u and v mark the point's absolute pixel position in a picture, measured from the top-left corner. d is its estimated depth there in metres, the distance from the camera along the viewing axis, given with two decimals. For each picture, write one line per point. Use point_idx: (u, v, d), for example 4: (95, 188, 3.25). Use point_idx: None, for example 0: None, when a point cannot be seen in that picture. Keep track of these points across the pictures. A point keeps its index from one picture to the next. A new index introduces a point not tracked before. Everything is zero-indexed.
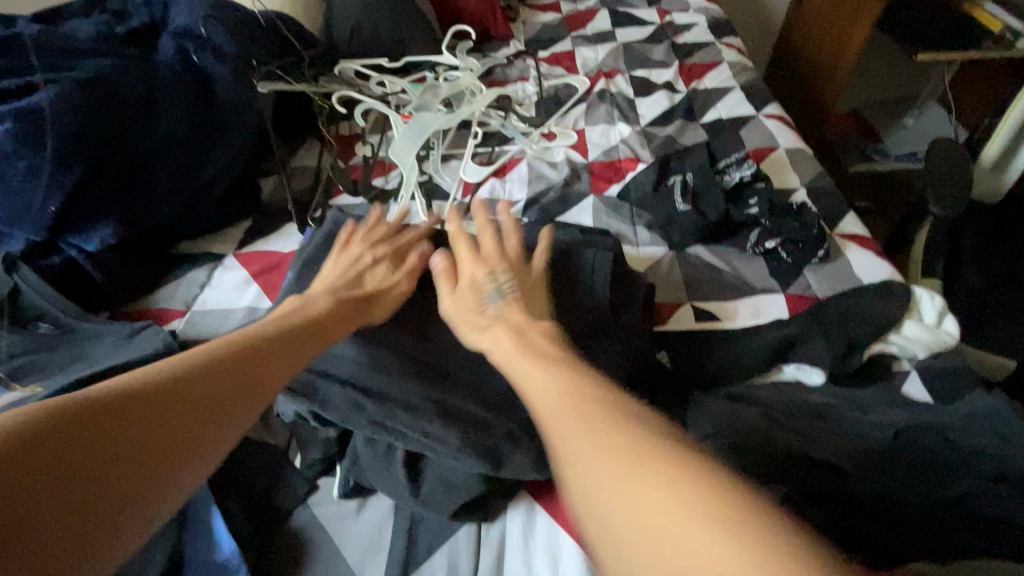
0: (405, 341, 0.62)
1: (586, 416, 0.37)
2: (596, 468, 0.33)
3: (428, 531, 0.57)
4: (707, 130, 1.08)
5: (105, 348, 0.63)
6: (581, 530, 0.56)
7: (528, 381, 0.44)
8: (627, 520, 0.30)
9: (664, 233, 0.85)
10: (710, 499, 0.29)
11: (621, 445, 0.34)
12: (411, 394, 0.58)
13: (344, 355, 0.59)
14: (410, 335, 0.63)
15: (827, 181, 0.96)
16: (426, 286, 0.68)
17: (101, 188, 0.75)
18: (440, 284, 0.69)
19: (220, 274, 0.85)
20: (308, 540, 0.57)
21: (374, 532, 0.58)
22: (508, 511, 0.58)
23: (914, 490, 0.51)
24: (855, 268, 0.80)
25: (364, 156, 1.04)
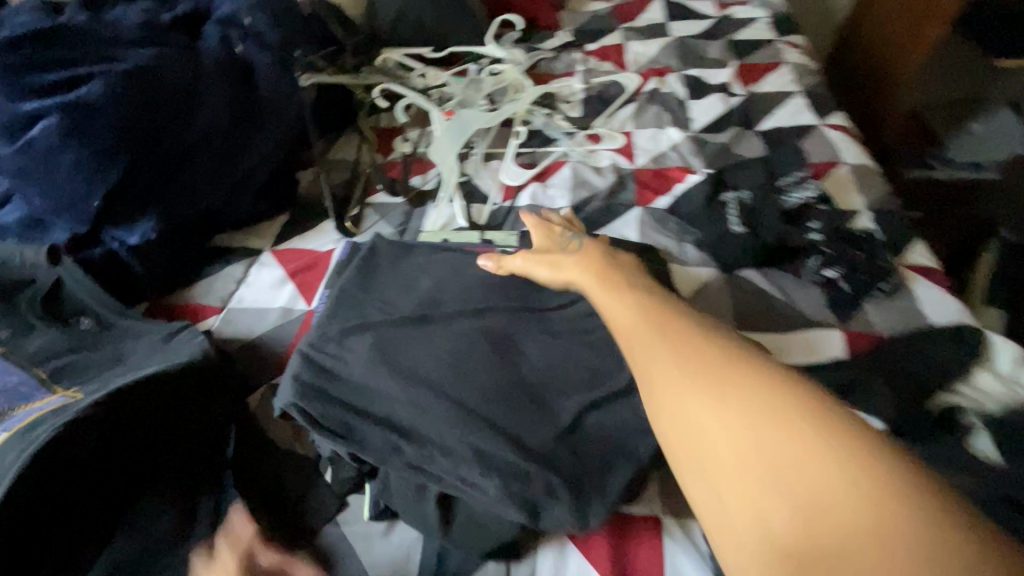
0: (443, 367, 0.60)
1: (720, 404, 0.40)
2: (730, 442, 0.39)
3: (457, 564, 0.55)
4: (765, 139, 1.02)
5: (145, 350, 0.64)
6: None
7: (651, 365, 0.45)
8: (778, 498, 0.36)
9: (715, 253, 0.81)
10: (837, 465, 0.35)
11: (755, 423, 0.38)
12: (444, 426, 0.56)
13: (387, 396, 0.58)
14: (447, 360, 0.61)
15: (893, 203, 0.90)
16: (466, 306, 0.66)
17: (146, 183, 0.75)
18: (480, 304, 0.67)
19: (256, 271, 0.84)
20: (336, 560, 0.56)
21: (403, 558, 0.56)
22: (542, 548, 0.56)
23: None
24: (924, 305, 0.74)
25: (403, 152, 1.02)
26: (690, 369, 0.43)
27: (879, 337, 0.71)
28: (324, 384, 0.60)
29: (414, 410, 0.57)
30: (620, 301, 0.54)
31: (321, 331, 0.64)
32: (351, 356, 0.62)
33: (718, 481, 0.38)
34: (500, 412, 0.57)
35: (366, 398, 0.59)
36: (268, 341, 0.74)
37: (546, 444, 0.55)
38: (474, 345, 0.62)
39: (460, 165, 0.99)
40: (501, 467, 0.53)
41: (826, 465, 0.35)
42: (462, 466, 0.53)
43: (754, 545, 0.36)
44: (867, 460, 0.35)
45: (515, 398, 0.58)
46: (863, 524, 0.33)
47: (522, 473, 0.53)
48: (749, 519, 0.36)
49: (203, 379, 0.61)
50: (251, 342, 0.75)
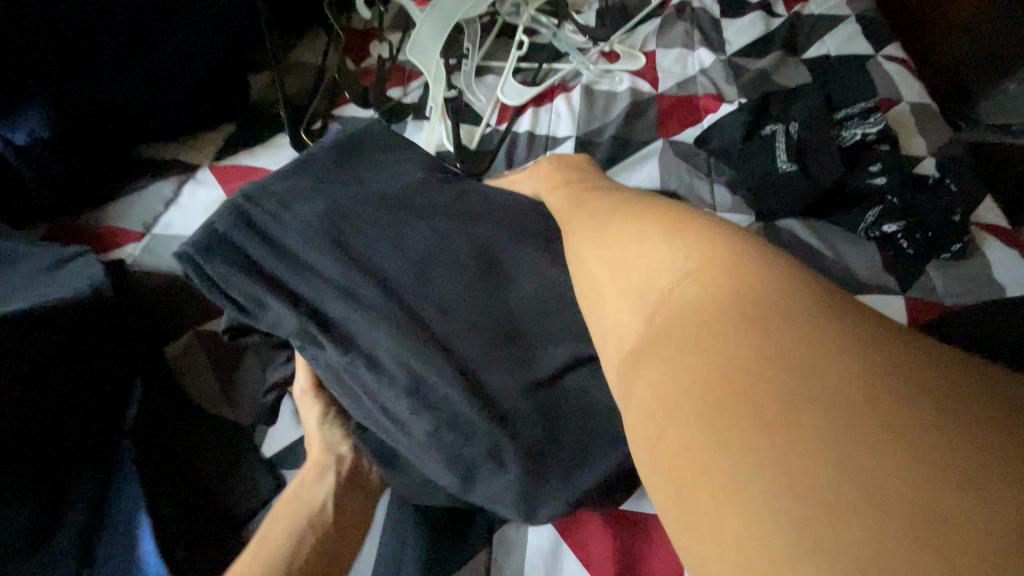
0: (386, 256, 0.48)
1: (619, 263, 0.35)
2: (617, 302, 0.34)
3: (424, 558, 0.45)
4: (812, 67, 0.85)
5: (20, 279, 0.48)
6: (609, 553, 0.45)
7: (577, 230, 0.42)
8: (656, 363, 0.28)
9: (752, 197, 0.67)
10: (723, 324, 0.26)
11: (654, 271, 0.32)
12: (379, 340, 0.43)
13: (323, 284, 0.46)
14: (397, 251, 0.48)
15: (961, 150, 0.76)
16: (428, 206, 0.52)
17: (29, 65, 0.57)
18: (463, 221, 0.51)
19: (190, 190, 0.69)
20: None
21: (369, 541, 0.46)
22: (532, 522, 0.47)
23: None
24: (997, 271, 0.61)
25: (380, 56, 0.83)
26: (586, 228, 0.41)
27: (944, 308, 0.59)
28: (242, 240, 0.48)
29: (346, 305, 0.45)
30: (574, 199, 0.46)
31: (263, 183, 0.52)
32: (289, 219, 0.48)
33: (602, 312, 0.35)
34: (483, 359, 0.43)
35: (285, 266, 0.47)
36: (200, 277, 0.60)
37: (543, 418, 0.42)
38: (444, 252, 0.48)
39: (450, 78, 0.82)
40: (454, 414, 0.41)
41: (703, 267, 0.30)
42: (389, 393, 0.43)
43: (616, 364, 0.32)
44: (757, 258, 0.30)
45: (503, 346, 0.45)
46: (732, 314, 0.27)
47: (476, 425, 0.41)
48: (620, 340, 0.32)
49: (96, 319, 0.48)
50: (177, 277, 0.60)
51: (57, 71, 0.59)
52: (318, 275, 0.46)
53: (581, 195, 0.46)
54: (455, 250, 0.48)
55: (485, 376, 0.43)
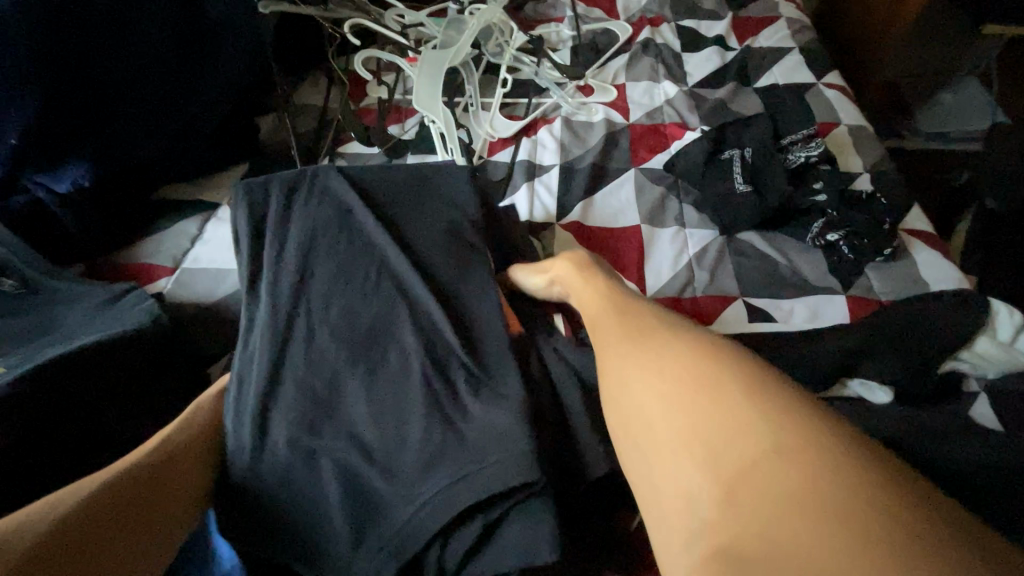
0: (329, 287, 0.57)
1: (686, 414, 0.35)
2: (684, 460, 0.33)
3: None
4: (761, 97, 0.97)
5: (81, 317, 0.54)
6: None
7: (616, 353, 0.42)
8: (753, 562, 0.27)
9: (716, 214, 0.77)
10: (830, 530, 0.27)
11: (732, 439, 0.32)
12: (283, 318, 0.55)
13: (284, 251, 0.59)
14: (338, 297, 0.57)
15: (891, 166, 0.88)
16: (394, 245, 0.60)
17: (73, 120, 0.62)
18: (456, 254, 0.60)
19: (213, 227, 0.75)
20: None
21: None
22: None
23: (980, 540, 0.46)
24: (922, 270, 0.72)
25: (379, 97, 0.91)
26: (619, 341, 0.43)
27: (880, 304, 0.69)
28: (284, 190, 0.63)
29: (276, 277, 0.57)
30: (607, 308, 0.48)
31: (310, 181, 0.64)
32: (329, 194, 0.63)
33: (657, 465, 0.35)
34: (348, 397, 0.51)
35: (273, 244, 0.60)
36: (230, 306, 0.66)
37: (370, 473, 0.47)
38: (363, 317, 0.56)
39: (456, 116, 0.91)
40: (304, 422, 0.50)
41: (790, 450, 0.30)
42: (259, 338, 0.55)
43: (687, 545, 0.31)
44: (842, 445, 0.30)
45: (373, 390, 0.51)
46: (837, 520, 0.27)
47: (321, 437, 0.49)
48: (693, 510, 0.31)
49: (152, 350, 0.54)
50: (209, 306, 0.66)
51: (96, 123, 0.65)
52: (282, 266, 0.58)
53: (618, 302, 0.48)
54: (382, 308, 0.56)
55: (345, 404, 0.51)
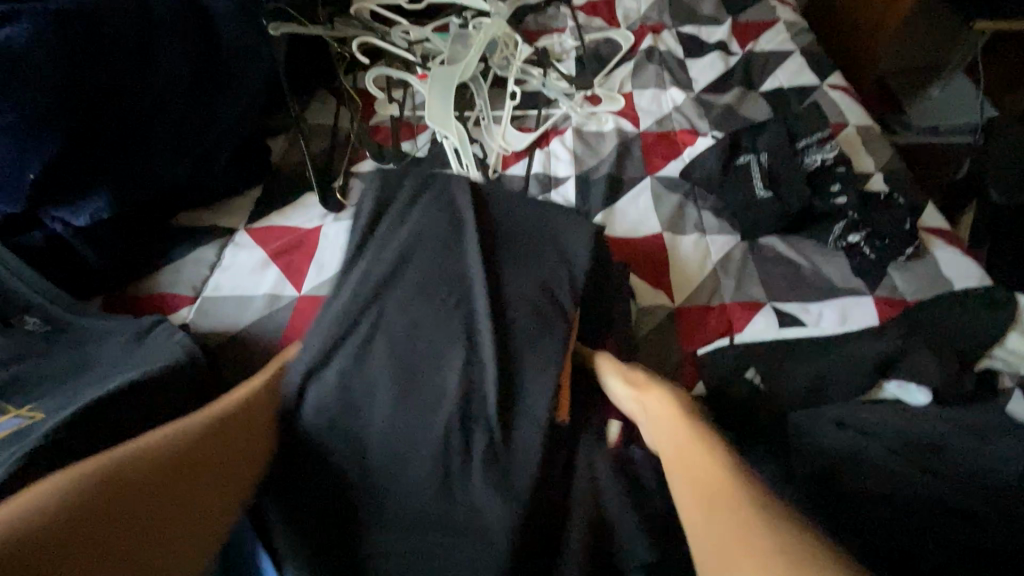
0: (405, 292, 0.57)
1: None
2: None
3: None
4: (768, 101, 0.98)
5: (109, 355, 0.54)
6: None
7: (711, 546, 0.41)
8: None
9: (736, 220, 0.77)
10: None
11: None
12: (367, 293, 0.57)
13: (399, 232, 0.61)
14: (411, 309, 0.56)
15: (902, 165, 0.88)
16: (484, 272, 0.58)
17: (93, 155, 0.62)
18: (492, 268, 0.59)
19: (232, 253, 0.74)
20: None
21: None
22: None
23: (1022, 539, 0.47)
24: (945, 269, 0.73)
25: (390, 115, 0.90)
26: (717, 519, 0.42)
27: (907, 303, 0.69)
28: (418, 185, 0.64)
29: (367, 257, 0.60)
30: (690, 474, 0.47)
31: (433, 192, 0.64)
32: (461, 191, 0.63)
33: None
34: (373, 409, 0.52)
35: (384, 238, 0.61)
36: (258, 334, 0.66)
37: (360, 494, 0.49)
38: (421, 341, 0.55)
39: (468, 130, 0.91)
40: (329, 415, 0.51)
41: None
42: (336, 307, 0.57)
43: None
44: None
45: (399, 409, 0.51)
46: None
47: (338, 437, 0.51)
48: None
49: (185, 386, 0.53)
50: (236, 335, 0.65)
51: (114, 155, 0.64)
52: (374, 267, 0.59)
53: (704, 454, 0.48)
54: (444, 338, 0.55)
55: (366, 416, 0.51)
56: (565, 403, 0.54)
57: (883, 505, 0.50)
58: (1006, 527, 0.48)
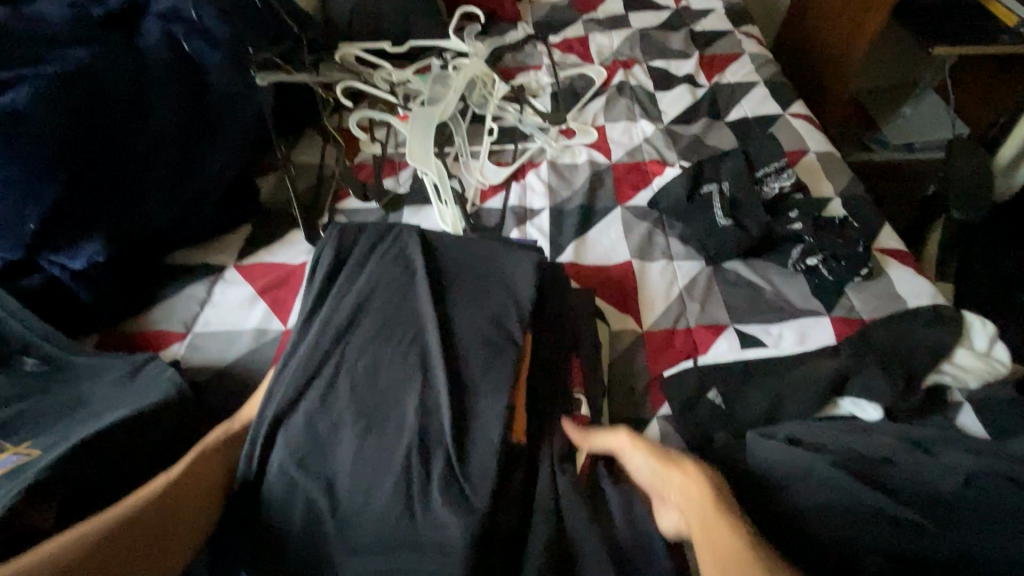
0: (365, 337, 0.61)
1: None
2: None
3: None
4: (734, 130, 1.03)
5: (104, 391, 0.57)
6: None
7: None
8: None
9: (701, 246, 0.81)
10: None
11: None
12: (324, 339, 0.61)
13: (355, 281, 0.65)
14: (372, 352, 0.60)
15: (860, 188, 0.93)
16: (435, 315, 0.62)
17: (89, 201, 0.66)
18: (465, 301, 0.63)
19: (222, 289, 0.78)
20: None
21: None
22: None
23: (974, 541, 0.47)
24: (899, 288, 0.77)
25: (373, 153, 0.95)
26: None
27: (863, 322, 0.73)
28: (371, 238, 0.69)
29: (325, 306, 0.64)
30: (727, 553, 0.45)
31: (387, 243, 0.69)
32: (407, 245, 0.69)
33: None
34: (341, 446, 0.55)
35: (342, 287, 0.65)
36: (245, 367, 0.69)
37: (331, 529, 0.51)
38: (382, 381, 0.59)
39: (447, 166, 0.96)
40: (298, 455, 0.54)
41: None
42: (299, 354, 0.60)
43: None
44: None
45: (366, 446, 0.54)
46: None
47: (311, 475, 0.53)
48: None
49: (175, 418, 0.56)
50: (224, 368, 0.69)
51: (109, 202, 0.68)
52: (334, 314, 0.63)
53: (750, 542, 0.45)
54: (405, 376, 0.59)
55: (338, 454, 0.54)
56: (519, 423, 0.58)
57: (837, 504, 0.49)
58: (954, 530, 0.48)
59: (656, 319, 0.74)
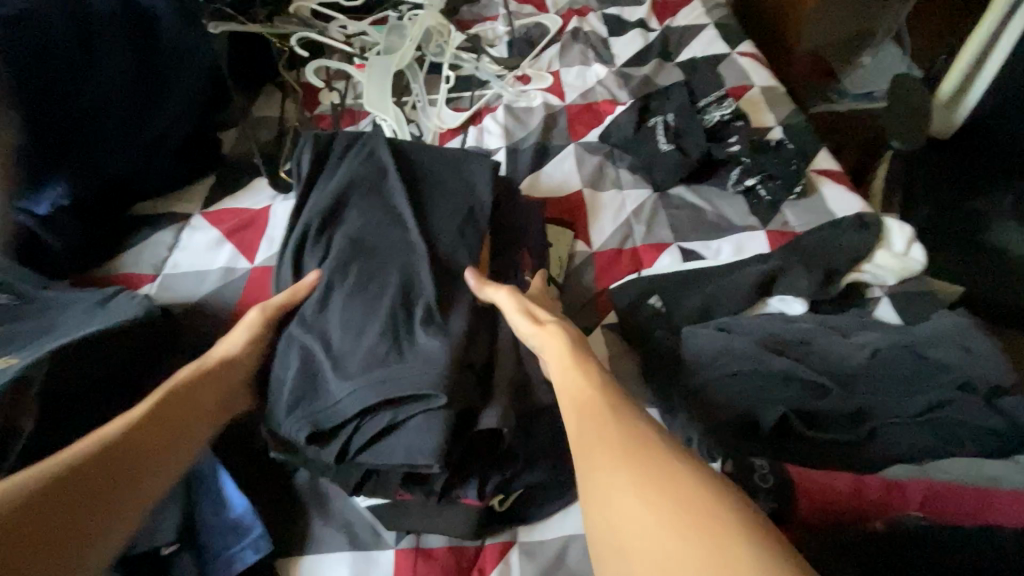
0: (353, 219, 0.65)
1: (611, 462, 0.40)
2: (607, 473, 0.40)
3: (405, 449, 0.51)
4: (682, 69, 1.07)
5: (77, 317, 0.60)
6: (866, 484, 0.47)
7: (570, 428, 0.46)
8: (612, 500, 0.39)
9: (648, 175, 0.85)
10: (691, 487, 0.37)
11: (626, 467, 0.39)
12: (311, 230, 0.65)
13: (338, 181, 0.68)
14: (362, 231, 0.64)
15: (801, 118, 0.98)
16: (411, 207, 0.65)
17: (47, 151, 0.69)
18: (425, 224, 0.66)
19: (189, 234, 0.80)
20: (308, 505, 0.57)
21: (371, 529, 0.56)
22: (560, 511, 0.58)
23: (858, 399, 0.55)
24: (830, 202, 0.82)
25: (332, 103, 0.97)
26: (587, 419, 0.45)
27: (795, 234, 0.79)
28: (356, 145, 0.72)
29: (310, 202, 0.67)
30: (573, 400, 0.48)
31: (360, 144, 0.71)
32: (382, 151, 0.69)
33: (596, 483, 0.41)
34: (333, 300, 0.59)
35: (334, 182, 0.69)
36: (214, 303, 0.73)
37: (324, 358, 0.55)
38: (378, 254, 0.62)
39: (405, 113, 0.98)
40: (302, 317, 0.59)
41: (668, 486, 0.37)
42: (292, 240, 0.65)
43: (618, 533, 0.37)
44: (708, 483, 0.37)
45: (353, 299, 0.59)
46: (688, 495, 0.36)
47: (309, 328, 0.58)
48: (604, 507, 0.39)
49: (140, 337, 0.60)
50: (194, 304, 0.72)
51: (66, 151, 0.71)
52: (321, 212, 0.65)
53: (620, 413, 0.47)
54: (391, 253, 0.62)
55: (329, 313, 0.59)
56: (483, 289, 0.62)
57: (757, 385, 0.56)
58: (844, 395, 0.55)
59: (606, 241, 0.79)
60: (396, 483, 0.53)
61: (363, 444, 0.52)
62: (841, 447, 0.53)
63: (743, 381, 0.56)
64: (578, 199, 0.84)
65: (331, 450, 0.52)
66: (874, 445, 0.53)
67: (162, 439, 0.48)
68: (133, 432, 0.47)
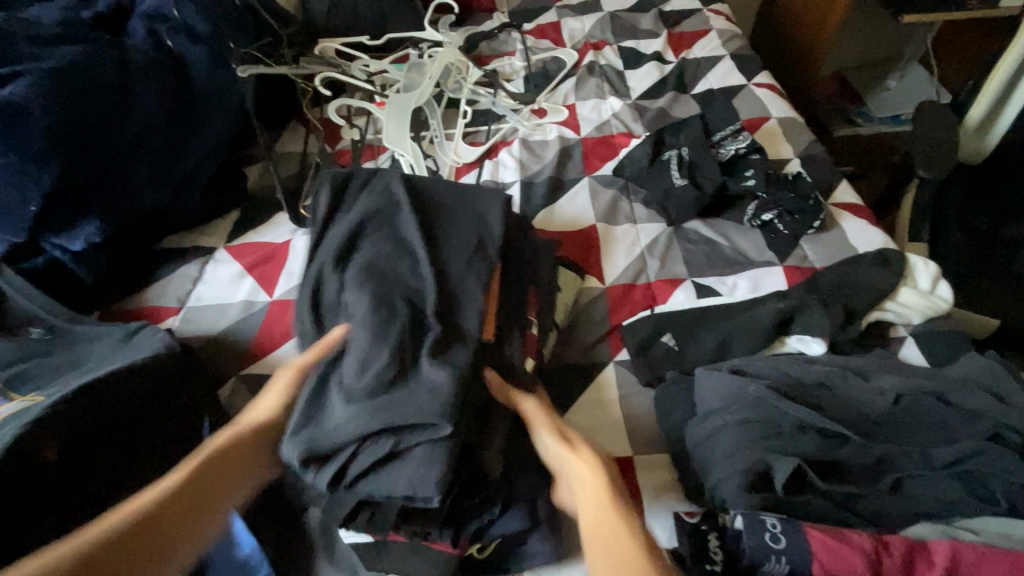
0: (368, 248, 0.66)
1: None
2: None
3: (406, 473, 0.51)
4: (698, 102, 1.07)
5: (102, 352, 0.63)
6: (889, 549, 0.45)
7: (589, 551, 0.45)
8: None
9: (661, 209, 0.85)
10: None
11: None
12: (330, 254, 0.66)
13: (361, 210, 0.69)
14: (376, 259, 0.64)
15: (821, 149, 0.96)
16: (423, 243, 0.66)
17: (82, 189, 0.72)
18: None
19: (212, 268, 0.83)
20: (314, 544, 0.57)
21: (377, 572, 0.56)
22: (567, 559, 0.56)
23: (881, 449, 0.53)
24: (851, 237, 0.80)
25: (352, 139, 1.00)
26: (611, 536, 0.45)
27: (814, 269, 0.77)
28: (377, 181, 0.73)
29: (331, 232, 0.69)
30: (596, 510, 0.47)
31: (379, 181, 0.73)
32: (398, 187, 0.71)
33: None
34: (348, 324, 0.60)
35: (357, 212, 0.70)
36: (233, 336, 0.74)
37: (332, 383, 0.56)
38: (388, 278, 0.63)
39: (423, 147, 1.00)
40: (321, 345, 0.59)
41: None
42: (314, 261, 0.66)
43: None
44: None
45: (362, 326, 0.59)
46: None
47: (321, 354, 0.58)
48: None
49: (162, 373, 0.61)
50: (214, 337, 0.74)
51: (100, 187, 0.74)
52: (343, 244, 0.66)
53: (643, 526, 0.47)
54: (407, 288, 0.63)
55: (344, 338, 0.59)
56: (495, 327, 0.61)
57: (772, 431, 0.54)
58: (864, 446, 0.53)
59: (620, 277, 0.78)
60: (394, 518, 0.53)
61: (360, 472, 0.52)
62: (857, 500, 0.51)
63: (757, 428, 0.55)
64: (592, 234, 0.84)
65: (328, 473, 0.52)
66: (894, 497, 0.51)
67: (187, 517, 0.48)
68: (161, 509, 0.47)
